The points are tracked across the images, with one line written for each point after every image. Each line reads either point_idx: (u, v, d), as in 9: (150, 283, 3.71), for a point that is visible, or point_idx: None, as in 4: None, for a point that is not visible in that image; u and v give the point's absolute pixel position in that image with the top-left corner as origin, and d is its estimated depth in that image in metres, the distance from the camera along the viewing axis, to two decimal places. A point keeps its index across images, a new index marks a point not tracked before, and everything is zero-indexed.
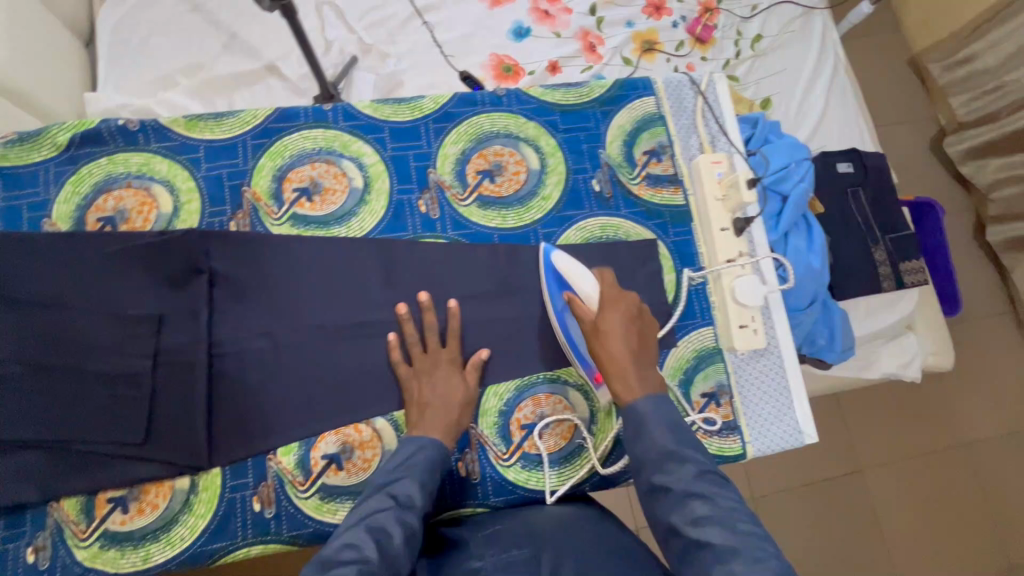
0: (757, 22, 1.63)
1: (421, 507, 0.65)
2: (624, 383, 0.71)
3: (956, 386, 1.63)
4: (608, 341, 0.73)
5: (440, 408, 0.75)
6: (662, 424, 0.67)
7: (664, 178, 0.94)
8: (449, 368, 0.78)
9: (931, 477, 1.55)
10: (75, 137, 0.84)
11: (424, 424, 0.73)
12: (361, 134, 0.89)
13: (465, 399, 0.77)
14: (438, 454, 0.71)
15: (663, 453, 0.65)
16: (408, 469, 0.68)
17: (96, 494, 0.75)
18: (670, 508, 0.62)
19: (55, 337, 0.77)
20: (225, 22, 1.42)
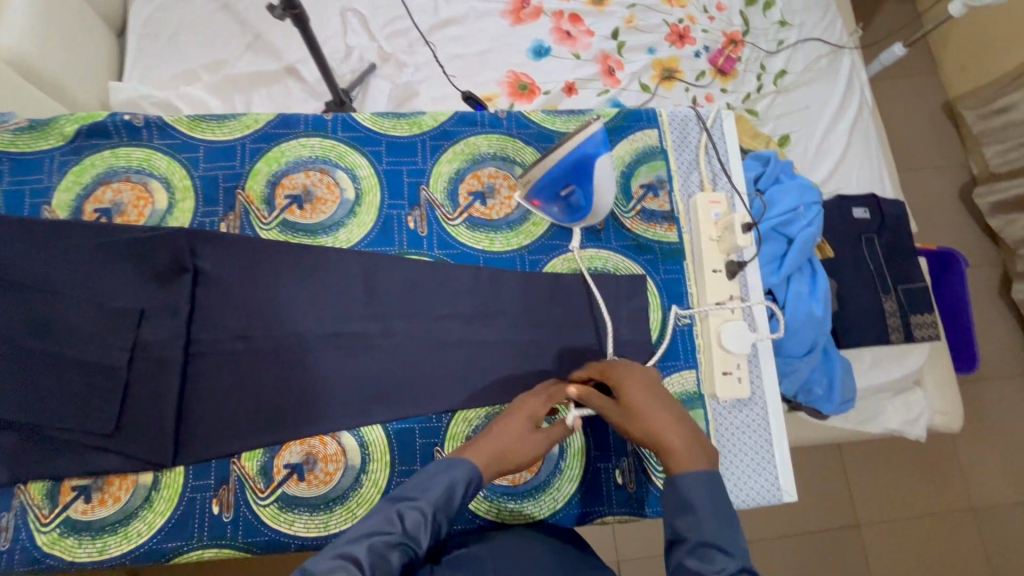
0: (782, 57, 1.61)
1: (424, 542, 0.61)
2: (669, 453, 0.62)
3: (966, 447, 1.55)
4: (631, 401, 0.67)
5: (500, 425, 0.70)
6: (709, 504, 0.60)
7: (659, 213, 0.91)
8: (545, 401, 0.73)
9: (933, 540, 1.48)
10: (82, 129, 0.86)
11: (473, 444, 0.69)
12: (358, 146, 0.90)
13: (534, 437, 0.70)
14: (465, 486, 0.65)
15: (711, 524, 0.59)
16: (426, 490, 0.63)
17: (62, 481, 0.76)
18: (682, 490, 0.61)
19: (42, 323, 0.79)
20: (250, 22, 1.45)
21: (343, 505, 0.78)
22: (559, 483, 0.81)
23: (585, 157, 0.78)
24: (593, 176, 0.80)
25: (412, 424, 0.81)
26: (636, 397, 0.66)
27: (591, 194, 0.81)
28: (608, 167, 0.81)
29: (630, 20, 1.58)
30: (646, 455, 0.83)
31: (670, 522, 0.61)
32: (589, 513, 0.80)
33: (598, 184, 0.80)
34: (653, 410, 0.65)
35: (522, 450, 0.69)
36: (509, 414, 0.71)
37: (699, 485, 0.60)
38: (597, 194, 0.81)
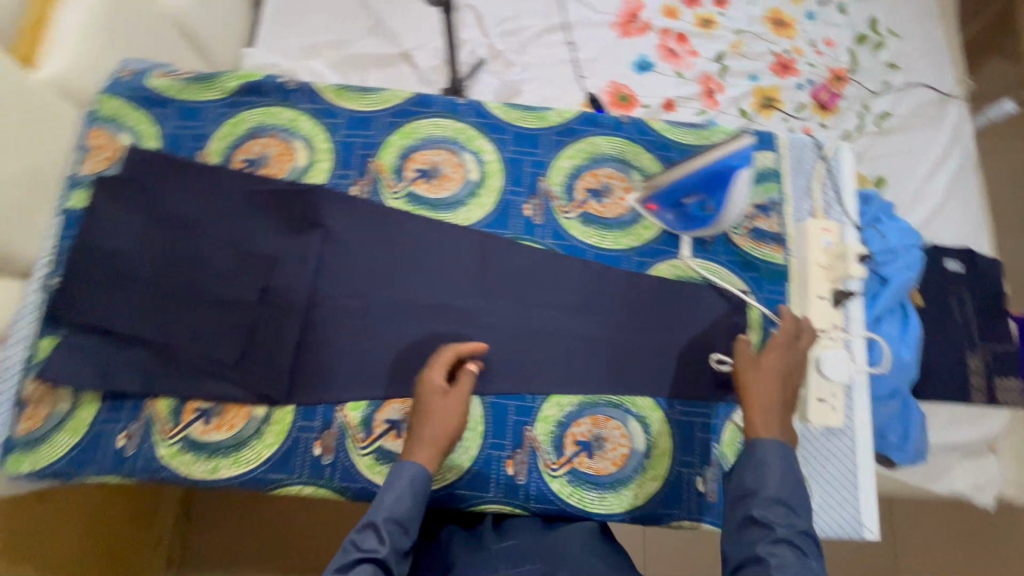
0: (887, 99, 1.59)
1: (385, 551, 0.68)
2: (764, 421, 0.73)
3: None
4: (770, 367, 0.76)
5: (430, 417, 0.75)
6: (781, 471, 0.70)
7: (768, 234, 0.92)
8: (439, 375, 0.78)
9: None
10: (242, 86, 0.94)
11: (412, 442, 0.75)
12: (486, 132, 0.94)
13: (449, 408, 0.76)
14: (407, 491, 0.72)
15: (781, 486, 0.70)
16: (376, 507, 0.71)
17: (186, 402, 0.83)
18: (761, 452, 0.72)
19: (188, 255, 0.86)
20: (375, 8, 1.54)
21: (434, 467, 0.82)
22: (641, 480, 0.83)
23: (727, 167, 0.83)
24: (731, 185, 0.84)
25: (507, 401, 0.84)
26: (773, 362, 0.76)
27: (724, 202, 0.85)
28: (744, 180, 0.85)
29: (736, 45, 1.60)
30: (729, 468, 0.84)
31: (740, 479, 0.72)
32: (668, 514, 0.82)
33: (732, 192, 0.84)
34: (776, 375, 0.75)
35: (447, 421, 0.76)
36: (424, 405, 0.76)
37: (769, 450, 0.72)
38: (728, 203, 0.85)
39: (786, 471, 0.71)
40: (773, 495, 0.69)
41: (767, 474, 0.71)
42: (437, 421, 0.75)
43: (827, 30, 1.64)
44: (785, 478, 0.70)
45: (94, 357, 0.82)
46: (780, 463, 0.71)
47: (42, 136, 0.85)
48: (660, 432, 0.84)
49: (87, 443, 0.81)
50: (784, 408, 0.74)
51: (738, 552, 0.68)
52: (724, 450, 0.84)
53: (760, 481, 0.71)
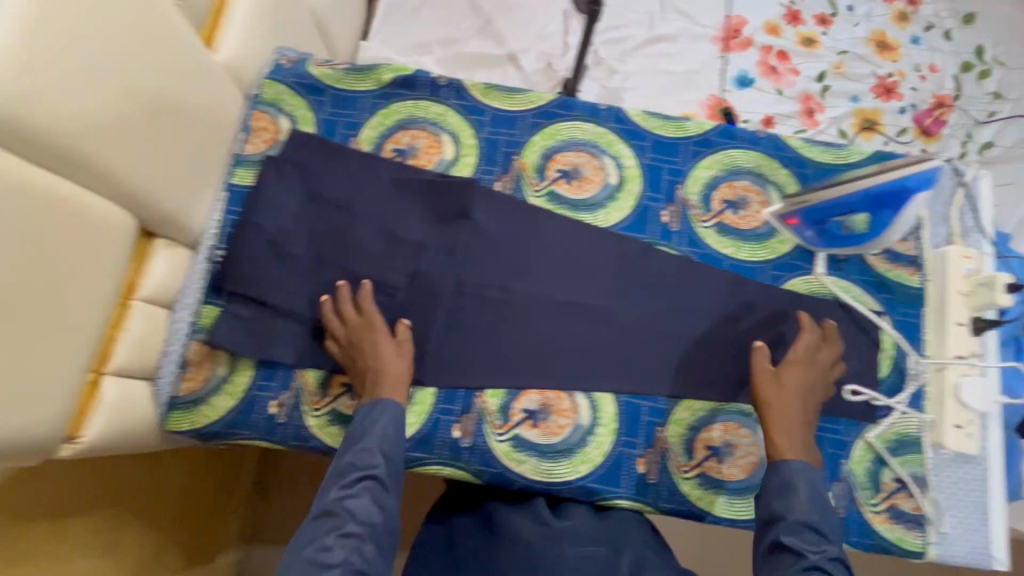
0: (992, 129, 1.56)
1: (382, 470, 0.72)
2: (785, 439, 0.76)
3: None
4: (791, 384, 0.79)
5: (384, 371, 0.81)
6: (808, 494, 0.72)
7: (904, 257, 0.92)
8: (369, 322, 0.83)
9: None
10: (395, 79, 0.98)
11: (371, 392, 0.80)
12: (626, 138, 0.97)
13: (391, 348, 0.83)
14: (388, 416, 0.77)
15: (808, 510, 0.70)
16: (366, 434, 0.75)
17: (334, 376, 0.87)
18: (788, 472, 0.74)
19: (341, 236, 0.90)
20: (484, 9, 1.58)
21: (569, 459, 0.85)
22: None
23: (905, 189, 0.81)
24: (901, 208, 0.83)
25: (641, 401, 0.87)
26: (794, 380, 0.80)
27: (886, 224, 0.85)
28: (917, 203, 0.83)
29: (839, 66, 1.59)
30: (859, 485, 0.84)
31: (767, 504, 0.73)
32: None
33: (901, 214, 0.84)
34: (797, 394, 0.79)
35: (396, 364, 0.82)
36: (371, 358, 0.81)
37: (795, 470, 0.74)
38: (890, 225, 0.85)
39: (813, 497, 0.72)
40: (802, 520, 0.70)
41: (795, 496, 0.72)
42: (385, 364, 0.81)
43: (932, 55, 1.62)
44: (812, 502, 0.72)
45: (254, 326, 0.87)
46: (806, 484, 0.73)
47: (218, 116, 0.90)
48: None
49: (243, 407, 0.86)
50: (805, 427, 0.78)
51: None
52: (855, 467, 0.85)
53: (787, 505, 0.71)
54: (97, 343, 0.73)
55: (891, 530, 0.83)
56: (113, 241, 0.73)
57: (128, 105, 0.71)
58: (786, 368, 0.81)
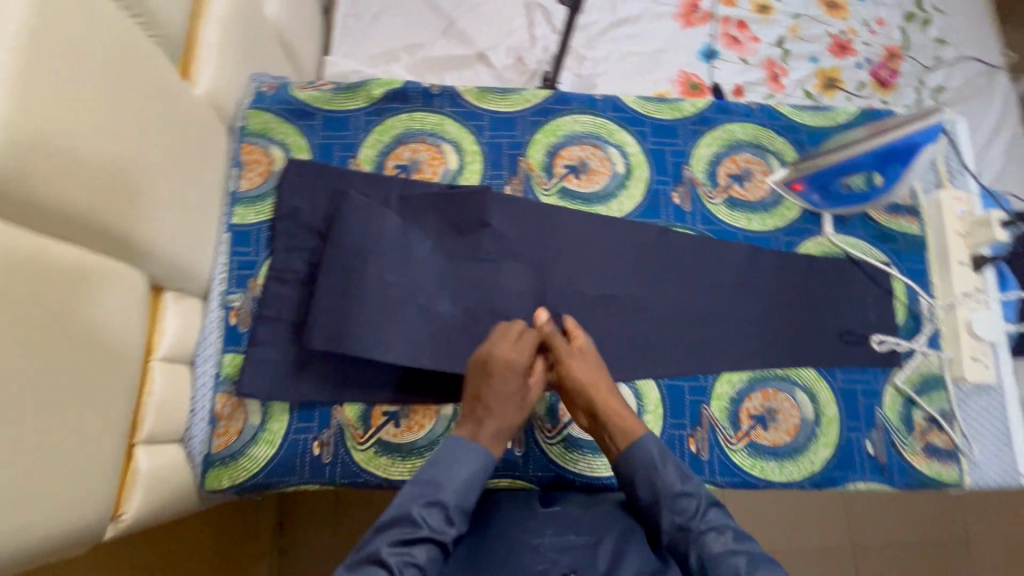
0: (941, 73, 1.65)
1: (449, 532, 0.70)
2: (629, 415, 0.76)
3: None
4: (593, 358, 0.80)
5: (497, 409, 0.76)
6: (664, 458, 0.73)
7: (902, 207, 0.97)
8: (517, 357, 0.76)
9: None
10: (386, 93, 0.95)
11: (476, 426, 0.75)
12: (625, 126, 0.97)
13: (521, 392, 0.77)
14: (478, 473, 0.74)
15: (669, 479, 0.71)
16: (449, 488, 0.72)
17: (374, 406, 0.85)
18: (647, 445, 0.73)
19: None
20: (445, 10, 1.55)
21: None
22: (815, 448, 0.87)
23: (912, 144, 0.86)
24: (909, 163, 0.88)
25: (682, 382, 0.88)
26: (590, 353, 0.81)
27: (895, 179, 0.90)
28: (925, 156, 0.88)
29: (795, 29, 1.64)
30: (895, 429, 0.89)
31: (640, 496, 0.73)
32: (846, 478, 0.86)
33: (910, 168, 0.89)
34: (599, 364, 0.80)
35: (508, 412, 0.77)
36: (502, 397, 0.76)
37: (651, 439, 0.74)
38: (899, 179, 0.90)
39: (674, 461, 0.73)
40: (672, 491, 0.70)
41: (661, 470, 0.72)
42: (505, 410, 0.76)
43: (878, 9, 1.69)
44: (678, 468, 0.72)
45: (282, 368, 0.84)
46: (659, 447, 0.74)
47: (208, 153, 0.85)
48: (827, 400, 0.89)
49: (285, 453, 0.82)
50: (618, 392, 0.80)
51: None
52: (888, 413, 0.89)
53: (655, 483, 0.72)
54: (129, 412, 0.69)
55: (930, 467, 0.88)
56: (131, 303, 0.69)
57: (127, 157, 0.66)
58: (580, 347, 0.81)
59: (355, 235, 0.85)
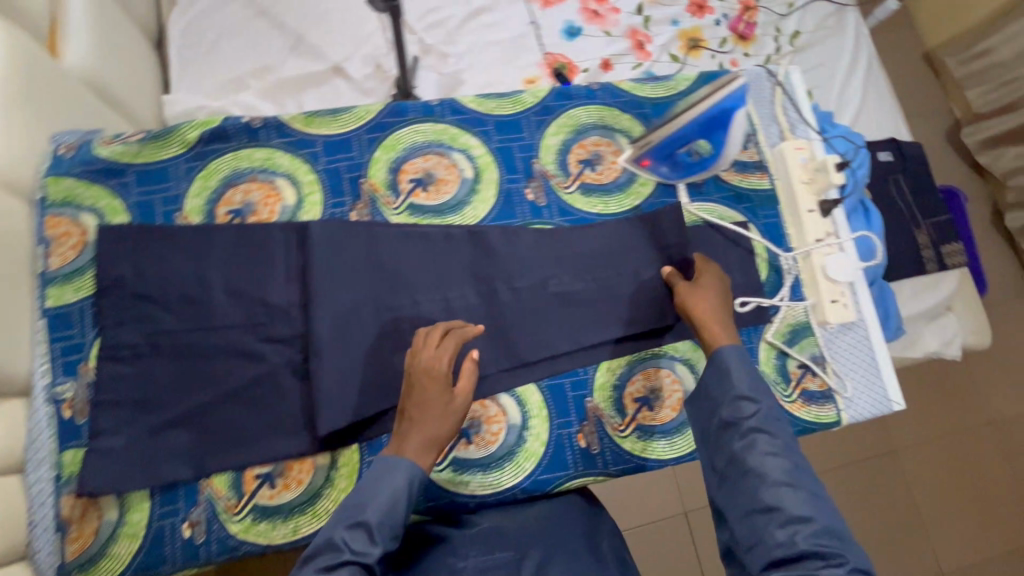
0: (795, 19, 1.70)
1: (375, 551, 0.67)
2: (715, 332, 0.81)
3: (969, 368, 1.83)
4: (709, 285, 0.84)
5: (420, 418, 0.73)
6: (743, 371, 0.78)
7: (750, 164, 0.99)
8: (435, 362, 0.74)
9: (965, 443, 1.78)
10: (202, 135, 0.88)
11: (401, 439, 0.73)
12: (468, 128, 0.94)
13: (446, 399, 0.73)
14: (407, 487, 0.71)
15: (750, 385, 0.77)
16: (373, 502, 0.69)
17: (244, 471, 0.79)
18: (725, 357, 0.79)
19: (191, 319, 0.82)
20: (290, 25, 1.46)
21: (513, 460, 0.84)
22: None
23: (725, 111, 0.87)
24: (729, 128, 0.89)
25: (562, 380, 0.87)
26: (709, 280, 0.85)
27: (721, 145, 0.92)
28: (741, 120, 0.89)
29: None
30: (773, 383, 0.91)
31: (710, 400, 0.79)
32: None
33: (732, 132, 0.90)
34: (711, 291, 0.84)
35: (433, 421, 0.73)
36: (423, 405, 0.73)
37: (728, 352, 0.79)
38: (726, 143, 0.91)
39: (750, 373, 0.78)
40: (735, 394, 0.77)
41: (733, 375, 0.78)
42: (427, 421, 0.72)
43: None
44: (750, 377, 0.78)
45: (132, 454, 0.77)
46: (739, 361, 0.78)
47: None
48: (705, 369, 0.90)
49: (150, 542, 0.76)
50: (726, 317, 0.83)
51: (740, 495, 0.72)
52: (764, 369, 0.92)
53: (725, 385, 0.78)
54: None
55: (811, 412, 0.91)
56: None
57: None
58: (699, 277, 0.86)
59: (186, 288, 0.83)
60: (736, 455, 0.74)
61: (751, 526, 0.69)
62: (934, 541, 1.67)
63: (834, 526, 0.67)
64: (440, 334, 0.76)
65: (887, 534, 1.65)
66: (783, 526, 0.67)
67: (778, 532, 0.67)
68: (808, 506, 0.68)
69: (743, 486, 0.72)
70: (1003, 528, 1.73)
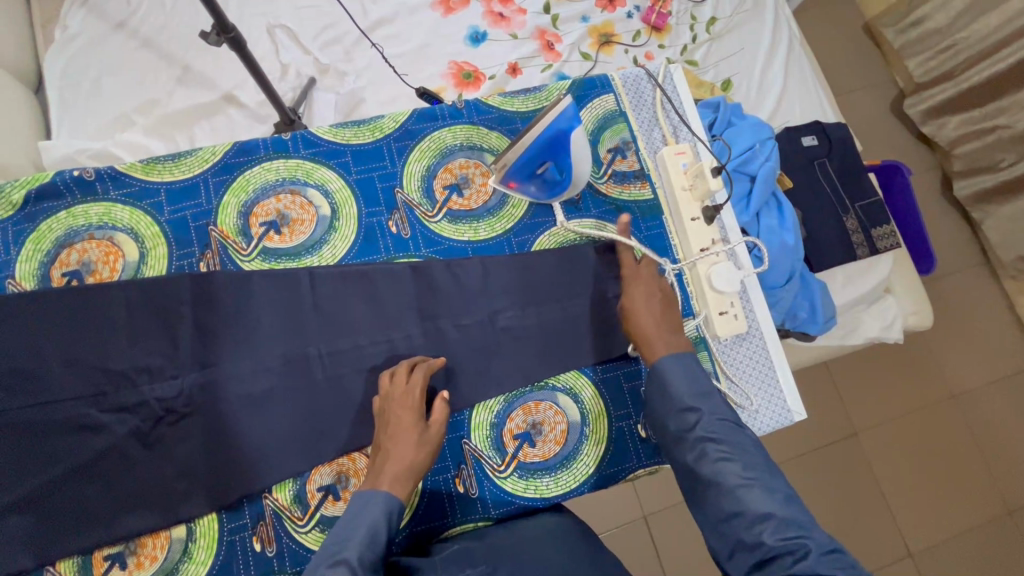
0: (710, 5, 1.65)
1: None
2: (654, 344, 0.78)
3: (926, 341, 1.71)
4: (639, 300, 0.81)
5: (396, 445, 0.71)
6: (683, 380, 0.75)
7: (630, 174, 0.95)
8: (406, 393, 0.74)
9: (927, 419, 1.64)
10: (31, 194, 0.82)
11: (377, 472, 0.70)
12: (323, 161, 0.89)
13: (421, 430, 0.73)
14: (386, 521, 0.67)
15: (689, 391, 0.75)
16: (351, 536, 0.65)
17: (92, 554, 0.75)
18: (664, 367, 0.76)
19: (19, 398, 0.75)
20: (177, 56, 1.39)
21: None
22: (587, 448, 0.84)
23: (560, 132, 0.80)
24: (570, 150, 0.82)
25: None
26: (635, 299, 0.82)
27: (570, 168, 0.84)
28: (581, 139, 0.83)
29: None
30: None
31: (661, 423, 0.75)
32: (620, 472, 0.83)
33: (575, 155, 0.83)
34: (643, 308, 0.81)
35: (404, 451, 0.71)
36: (397, 434, 0.72)
37: (669, 365, 0.76)
38: (574, 166, 0.84)
39: (689, 378, 0.76)
40: (679, 404, 0.74)
41: (672, 386, 0.75)
42: (401, 451, 0.71)
43: None
44: (691, 384, 0.75)
45: None
46: (680, 370, 0.76)
47: None
48: (589, 397, 0.86)
49: None
50: (668, 329, 0.80)
51: (709, 509, 0.68)
52: None
53: (667, 396, 0.76)
54: None
55: None
56: None
57: None
58: (626, 295, 0.83)
59: (9, 365, 0.75)
60: (693, 468, 0.71)
61: (726, 544, 0.66)
62: (899, 522, 1.54)
63: (794, 515, 0.63)
64: (408, 369, 0.76)
65: (854, 528, 1.52)
66: (753, 526, 0.64)
67: (749, 533, 0.64)
68: (768, 500, 0.65)
69: (707, 500, 0.69)
70: (978, 505, 1.59)
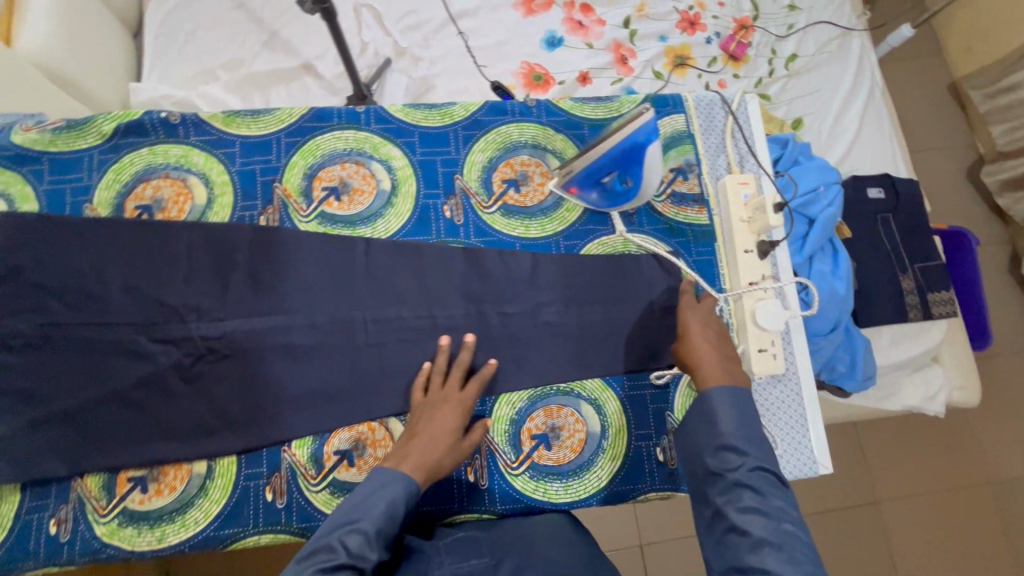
0: (793, 41, 1.62)
1: (373, 558, 0.62)
2: (707, 371, 0.74)
3: (968, 420, 1.62)
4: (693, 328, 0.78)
5: (427, 437, 0.73)
6: (732, 419, 0.71)
7: (690, 197, 0.94)
8: (458, 400, 0.77)
9: (958, 502, 1.56)
10: (120, 127, 0.88)
11: (401, 455, 0.71)
12: (391, 138, 0.91)
13: (456, 436, 0.74)
14: (404, 498, 0.68)
15: (736, 432, 0.70)
16: (370, 506, 0.66)
17: (118, 473, 0.78)
18: (714, 402, 0.72)
19: (77, 316, 0.79)
20: (266, 20, 1.45)
21: None
22: (602, 462, 0.83)
23: (636, 143, 0.79)
24: (643, 161, 0.81)
25: None
26: (693, 325, 0.79)
27: (639, 178, 0.84)
28: (658, 152, 0.81)
29: (641, 8, 1.59)
30: None
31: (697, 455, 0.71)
32: (632, 491, 0.82)
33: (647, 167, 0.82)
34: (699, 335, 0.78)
35: (433, 447, 0.72)
36: (433, 428, 0.74)
37: (719, 398, 0.72)
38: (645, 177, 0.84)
39: (739, 417, 0.71)
40: (721, 442, 0.70)
41: (720, 422, 0.71)
42: (431, 447, 0.72)
43: None
44: (739, 425, 0.70)
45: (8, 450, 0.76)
46: (730, 407, 0.71)
47: None
48: (612, 411, 0.85)
49: (15, 538, 0.76)
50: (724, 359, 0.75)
51: (723, 553, 0.65)
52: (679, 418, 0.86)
53: (711, 431, 0.71)
54: None
55: None
56: None
57: None
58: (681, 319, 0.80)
59: (73, 283, 0.80)
60: (720, 508, 0.67)
61: None
62: None
63: None
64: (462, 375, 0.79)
65: None
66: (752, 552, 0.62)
67: None
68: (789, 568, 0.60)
69: (726, 546, 0.65)
70: None
